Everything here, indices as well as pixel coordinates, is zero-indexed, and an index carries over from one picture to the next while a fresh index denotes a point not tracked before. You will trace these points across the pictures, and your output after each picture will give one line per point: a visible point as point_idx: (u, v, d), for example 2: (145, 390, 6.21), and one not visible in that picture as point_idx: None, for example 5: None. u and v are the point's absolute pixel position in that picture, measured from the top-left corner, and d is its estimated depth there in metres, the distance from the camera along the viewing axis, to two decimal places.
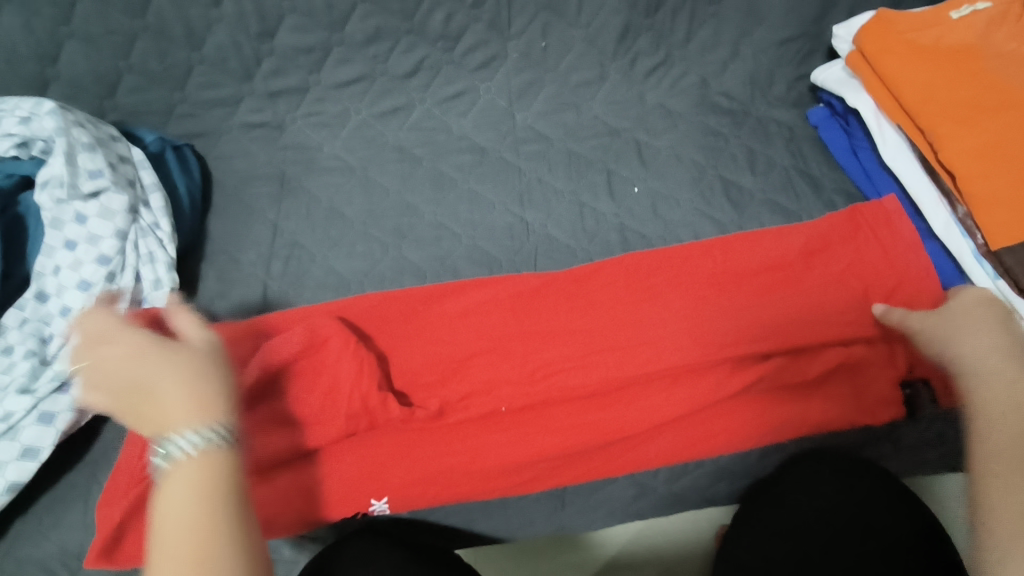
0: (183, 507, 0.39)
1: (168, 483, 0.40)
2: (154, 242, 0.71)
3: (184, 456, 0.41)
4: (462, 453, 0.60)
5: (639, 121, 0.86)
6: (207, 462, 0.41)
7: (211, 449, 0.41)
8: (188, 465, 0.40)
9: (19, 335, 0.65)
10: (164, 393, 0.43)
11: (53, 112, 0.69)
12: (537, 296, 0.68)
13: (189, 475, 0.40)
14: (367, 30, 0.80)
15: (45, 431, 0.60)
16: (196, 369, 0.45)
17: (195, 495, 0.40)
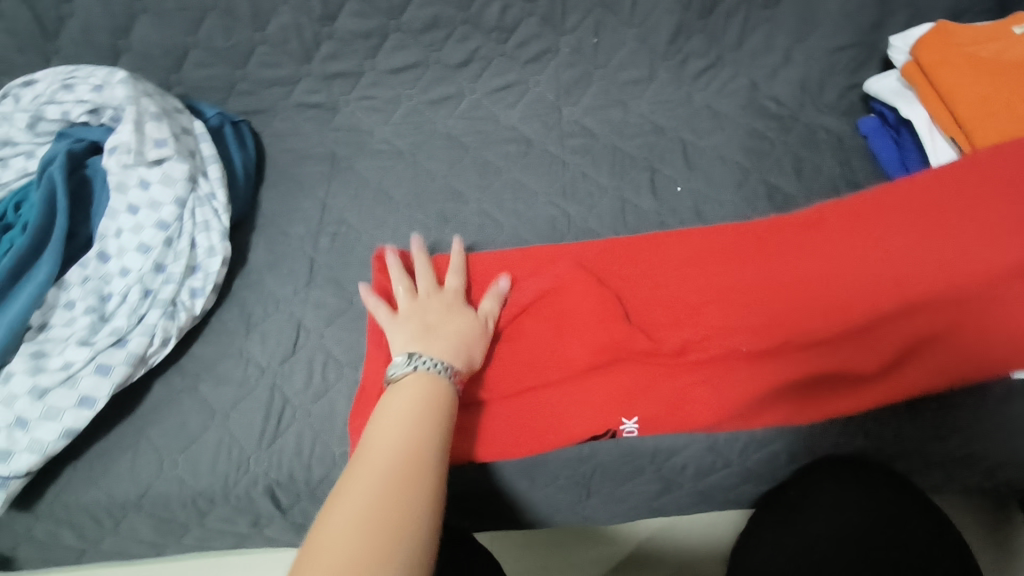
0: (395, 433, 0.46)
1: (392, 402, 0.49)
2: (210, 211, 0.74)
3: (421, 371, 0.52)
4: (548, 410, 0.63)
5: (685, 122, 0.86)
6: (422, 402, 0.49)
7: (433, 386, 0.51)
8: (419, 376, 0.51)
9: (81, 291, 0.68)
10: (446, 328, 0.59)
11: (124, 81, 0.73)
12: (633, 264, 0.71)
13: (411, 404, 0.49)
14: (424, 19, 0.82)
15: (101, 382, 0.62)
16: (472, 332, 0.60)
17: (402, 446, 0.45)
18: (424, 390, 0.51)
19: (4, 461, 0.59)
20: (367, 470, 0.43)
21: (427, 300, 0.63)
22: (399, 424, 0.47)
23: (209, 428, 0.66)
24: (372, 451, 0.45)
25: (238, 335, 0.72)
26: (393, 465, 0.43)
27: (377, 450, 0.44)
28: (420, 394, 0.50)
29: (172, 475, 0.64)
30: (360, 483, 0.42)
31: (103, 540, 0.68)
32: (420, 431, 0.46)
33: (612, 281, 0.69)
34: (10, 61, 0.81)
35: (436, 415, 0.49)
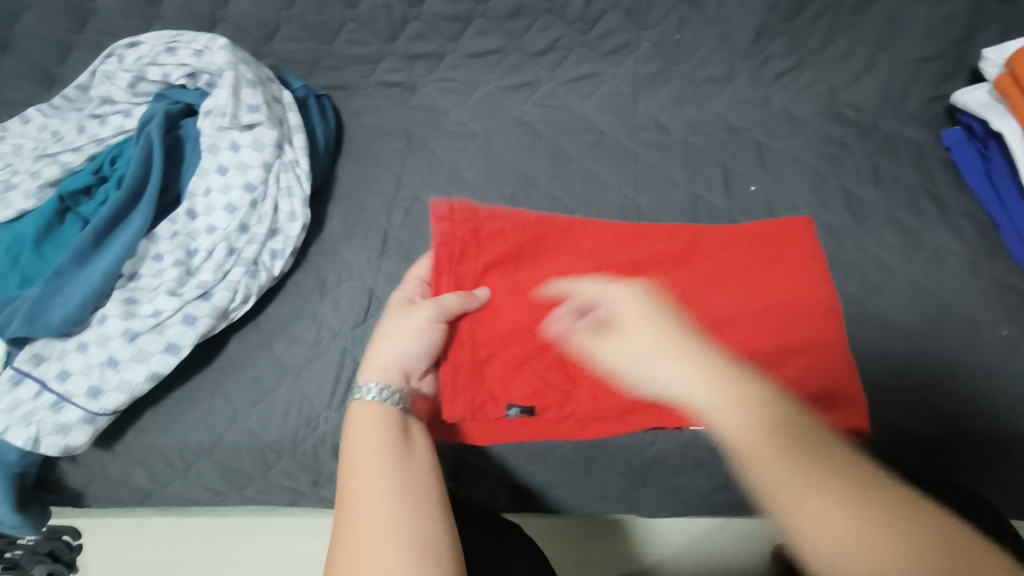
0: (374, 458, 0.46)
1: (361, 424, 0.49)
2: (293, 177, 0.76)
3: (367, 402, 0.50)
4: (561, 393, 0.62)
5: (761, 123, 0.86)
6: (378, 413, 0.49)
7: (389, 407, 0.50)
8: (368, 408, 0.49)
9: (171, 245, 0.71)
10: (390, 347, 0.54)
11: (224, 48, 0.76)
12: (666, 251, 0.68)
13: (382, 421, 0.49)
14: (510, 6, 0.83)
15: (187, 331, 0.65)
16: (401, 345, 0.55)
17: (385, 466, 0.45)
18: (383, 412, 0.49)
19: (94, 398, 0.62)
20: (364, 501, 0.43)
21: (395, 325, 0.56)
22: (369, 446, 0.46)
23: (281, 385, 0.68)
24: (352, 481, 0.44)
25: (312, 298, 0.74)
26: (374, 480, 0.44)
27: (360, 472, 0.45)
28: (381, 413, 0.49)
29: (244, 427, 0.66)
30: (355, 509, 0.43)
31: (171, 484, 0.71)
32: (391, 448, 0.46)
33: (651, 282, 0.66)
34: (112, 23, 0.85)
35: (403, 429, 0.49)
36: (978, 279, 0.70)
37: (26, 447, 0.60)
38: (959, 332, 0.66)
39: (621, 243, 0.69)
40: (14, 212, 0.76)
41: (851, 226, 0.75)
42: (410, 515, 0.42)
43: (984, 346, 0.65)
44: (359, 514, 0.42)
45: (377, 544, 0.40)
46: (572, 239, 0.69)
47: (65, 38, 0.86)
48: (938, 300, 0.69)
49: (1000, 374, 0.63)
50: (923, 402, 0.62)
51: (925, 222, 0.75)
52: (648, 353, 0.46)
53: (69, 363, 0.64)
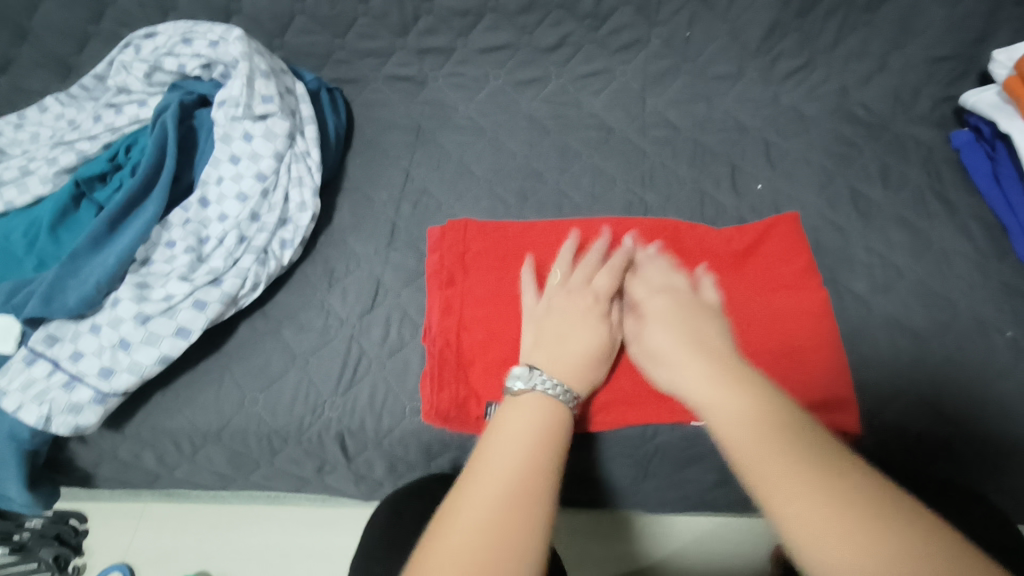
0: (509, 448, 0.43)
1: (503, 423, 0.46)
2: (304, 168, 0.77)
3: (535, 393, 0.49)
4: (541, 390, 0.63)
5: (769, 121, 0.86)
6: (533, 410, 0.47)
7: (550, 409, 0.48)
8: (532, 401, 0.48)
9: (182, 231, 0.72)
10: (573, 349, 0.57)
11: (239, 39, 0.77)
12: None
13: (527, 417, 0.47)
14: (521, 1, 0.84)
15: (197, 315, 0.66)
16: (598, 350, 0.59)
17: (521, 461, 0.42)
18: (537, 413, 0.47)
19: (105, 379, 0.63)
20: (486, 490, 0.40)
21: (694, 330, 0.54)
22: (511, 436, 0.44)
23: (289, 370, 0.69)
24: (483, 461, 0.42)
25: (321, 288, 0.75)
26: (509, 486, 0.41)
27: (495, 459, 0.43)
28: (534, 423, 0.46)
29: (252, 411, 0.67)
30: (473, 497, 0.40)
31: (179, 467, 0.73)
32: (539, 452, 0.43)
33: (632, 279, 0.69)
34: (129, 14, 0.87)
35: (556, 436, 0.46)
36: (986, 281, 0.70)
37: (39, 425, 0.62)
38: (967, 333, 0.66)
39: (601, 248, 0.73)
40: (31, 197, 0.77)
41: (857, 225, 0.76)
42: (527, 543, 0.38)
43: (991, 347, 0.65)
44: (480, 506, 0.39)
45: (493, 526, 0.38)
46: (554, 245, 0.73)
47: (82, 28, 0.87)
48: (945, 301, 0.69)
49: (1008, 376, 0.63)
50: (928, 396, 0.63)
51: (932, 223, 0.75)
52: (671, 360, 0.51)
53: (82, 345, 0.65)
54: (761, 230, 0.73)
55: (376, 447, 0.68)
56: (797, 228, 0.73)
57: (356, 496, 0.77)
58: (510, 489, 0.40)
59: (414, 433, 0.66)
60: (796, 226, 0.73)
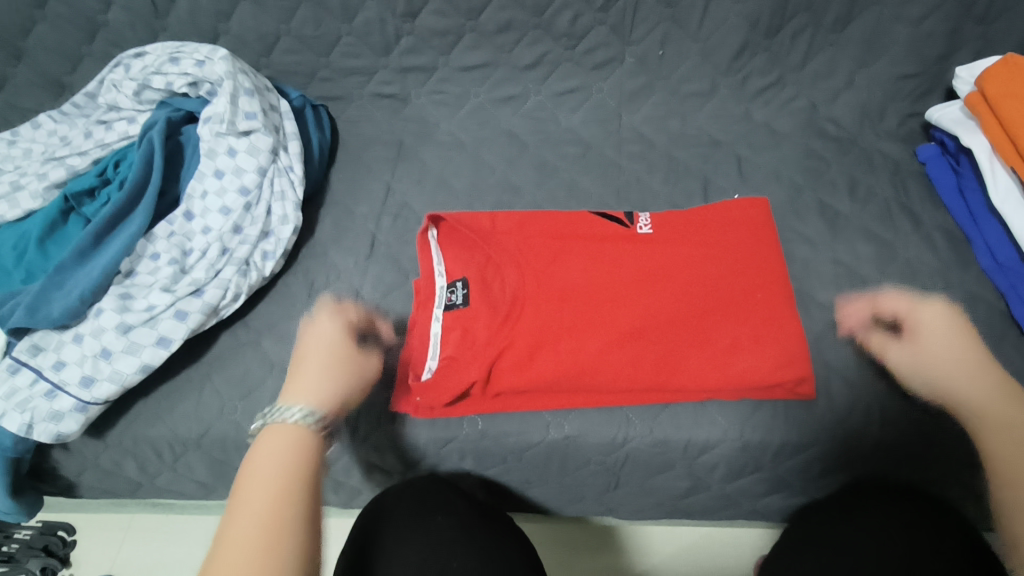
0: (268, 468, 0.46)
1: (260, 448, 0.48)
2: (287, 182, 0.80)
3: (285, 423, 0.50)
4: (578, 341, 0.66)
5: (741, 137, 0.88)
6: (290, 434, 0.49)
7: (303, 428, 0.50)
8: (285, 428, 0.50)
9: (166, 244, 0.74)
10: (313, 369, 0.57)
11: (224, 58, 0.79)
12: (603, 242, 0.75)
13: (285, 442, 0.49)
14: (499, 22, 0.87)
15: (178, 326, 0.68)
16: (343, 356, 0.60)
17: (283, 474, 0.46)
18: (295, 436, 0.49)
19: (86, 388, 0.65)
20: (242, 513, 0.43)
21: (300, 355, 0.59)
22: (272, 462, 0.47)
23: (268, 380, 0.71)
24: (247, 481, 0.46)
25: (302, 298, 0.77)
26: (268, 502, 0.44)
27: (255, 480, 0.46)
28: (285, 436, 0.49)
29: (230, 420, 0.69)
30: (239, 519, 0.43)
31: (160, 475, 0.74)
32: (297, 467, 0.47)
33: (603, 261, 0.72)
34: (120, 34, 0.89)
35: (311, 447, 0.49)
36: (949, 291, 0.72)
37: (20, 432, 0.63)
38: None
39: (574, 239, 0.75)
40: (21, 211, 0.79)
41: (825, 236, 0.78)
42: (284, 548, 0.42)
43: None
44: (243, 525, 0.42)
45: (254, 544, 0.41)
46: (534, 234, 0.75)
47: (75, 48, 0.90)
48: None
49: None
50: (894, 403, 0.64)
51: (899, 234, 0.77)
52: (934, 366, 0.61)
53: (65, 354, 0.67)
54: (730, 223, 0.75)
55: (352, 455, 0.70)
56: (751, 209, 0.76)
57: (336, 504, 0.79)
58: (267, 488, 0.45)
59: (388, 441, 0.68)
60: (767, 214, 0.76)
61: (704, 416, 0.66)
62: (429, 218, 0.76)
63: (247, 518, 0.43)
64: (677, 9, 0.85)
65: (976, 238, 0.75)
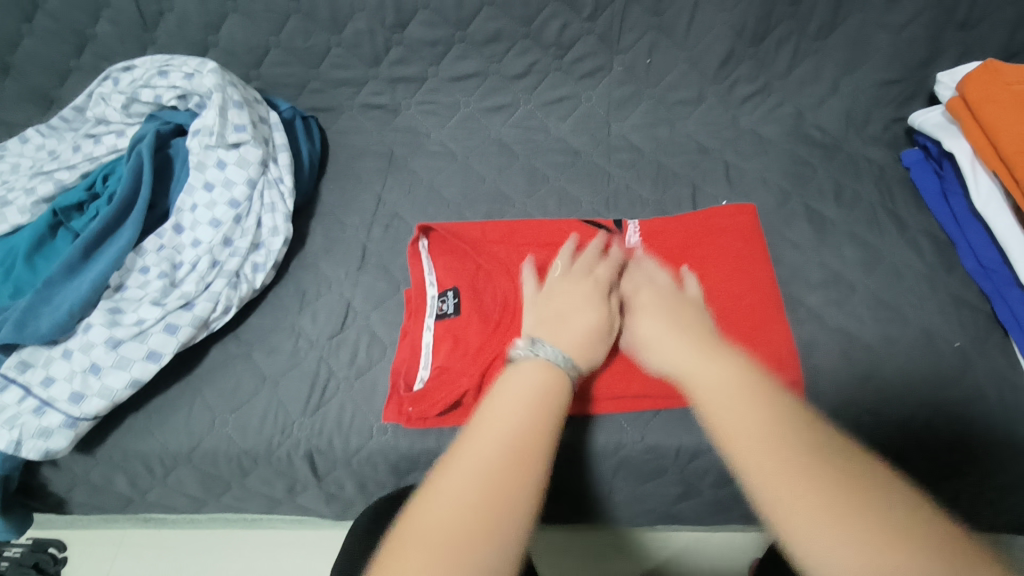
0: (511, 409, 0.46)
1: (500, 394, 0.48)
2: (277, 194, 0.79)
3: (539, 363, 0.52)
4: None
5: (729, 144, 0.89)
6: (536, 370, 0.52)
7: (555, 373, 0.52)
8: (532, 365, 0.52)
9: (156, 257, 0.74)
10: (575, 325, 0.60)
11: (213, 71, 0.79)
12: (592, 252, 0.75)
13: (540, 383, 0.50)
14: (488, 32, 0.88)
15: (168, 340, 0.68)
16: (603, 322, 0.61)
17: (521, 421, 0.46)
18: (540, 376, 0.51)
19: (76, 404, 0.64)
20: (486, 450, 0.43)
21: (557, 305, 0.63)
22: (508, 404, 0.47)
23: (260, 392, 0.71)
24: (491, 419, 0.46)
25: (293, 310, 0.77)
26: (515, 445, 0.44)
27: (501, 421, 0.46)
28: (524, 395, 0.48)
29: (222, 433, 0.68)
30: (483, 451, 0.43)
31: (151, 490, 0.73)
32: (539, 415, 0.47)
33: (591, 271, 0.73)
34: (109, 48, 0.89)
35: (553, 399, 0.49)
36: (935, 294, 0.73)
37: (8, 449, 0.62)
38: (917, 345, 0.68)
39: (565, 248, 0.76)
40: (9, 226, 0.79)
41: (813, 242, 0.78)
42: (518, 499, 0.41)
43: (939, 355, 0.68)
44: (489, 458, 0.42)
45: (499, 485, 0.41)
46: (525, 244, 0.77)
47: (64, 62, 0.90)
48: (896, 312, 0.71)
49: (956, 384, 0.66)
50: (883, 407, 0.65)
51: (885, 238, 0.78)
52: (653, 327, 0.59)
53: (53, 370, 0.66)
54: (719, 231, 0.76)
55: (344, 466, 0.69)
56: (746, 216, 0.77)
57: (329, 516, 0.78)
58: (495, 461, 0.42)
59: (381, 452, 0.68)
60: (755, 219, 0.77)
61: (695, 422, 0.66)
62: (422, 227, 0.77)
63: (489, 450, 0.43)
64: (664, 18, 0.86)
65: (959, 241, 0.76)
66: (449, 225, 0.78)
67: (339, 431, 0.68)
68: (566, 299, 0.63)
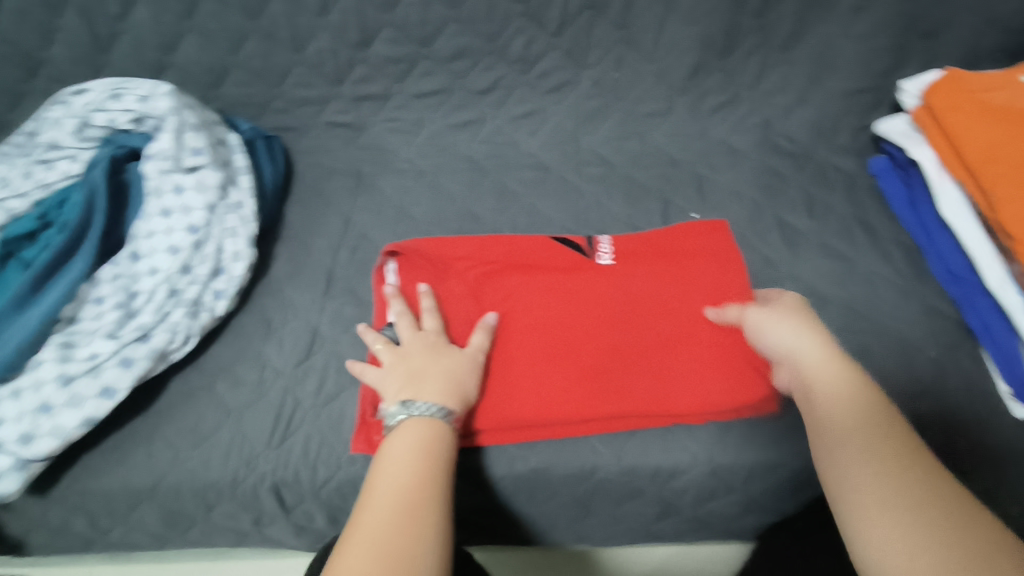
0: (397, 467, 0.51)
1: (391, 450, 0.53)
2: (238, 219, 0.77)
3: (417, 418, 0.55)
4: (542, 381, 0.67)
5: (699, 156, 0.89)
6: (414, 428, 0.54)
7: (434, 425, 0.55)
8: (414, 423, 0.55)
9: (112, 287, 0.71)
10: (435, 371, 0.61)
11: (168, 94, 0.78)
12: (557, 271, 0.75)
13: (420, 436, 0.54)
14: (453, 48, 0.87)
15: (123, 374, 0.66)
16: (462, 369, 0.62)
17: (410, 475, 0.50)
18: (423, 432, 0.54)
19: (25, 445, 0.61)
20: (381, 509, 0.47)
21: (421, 350, 0.63)
22: (394, 464, 0.51)
23: (223, 425, 0.68)
24: (379, 482, 0.50)
25: (257, 338, 0.74)
26: (404, 499, 0.48)
27: (388, 481, 0.50)
28: (414, 439, 0.53)
29: (183, 470, 0.66)
30: (377, 512, 0.47)
31: (113, 530, 0.71)
32: (425, 465, 0.51)
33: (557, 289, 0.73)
34: (62, 70, 0.86)
35: (437, 449, 0.53)
36: (907, 303, 0.73)
37: None
38: (892, 357, 0.68)
39: (532, 266, 0.75)
40: None
41: (785, 253, 0.78)
42: (419, 543, 0.45)
43: (912, 365, 0.67)
44: (384, 517, 0.46)
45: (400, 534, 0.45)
46: (492, 263, 0.75)
47: (15, 86, 0.87)
48: (868, 323, 0.71)
49: (931, 394, 0.65)
50: None
51: (855, 247, 0.78)
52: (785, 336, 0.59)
53: (0, 411, 0.63)
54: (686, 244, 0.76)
55: (313, 499, 0.67)
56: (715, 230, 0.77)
57: (301, 548, 0.76)
58: (401, 504, 0.47)
59: (350, 484, 0.65)
60: (727, 235, 0.76)
61: (672, 443, 0.65)
62: (388, 250, 0.75)
63: (382, 508, 0.47)
64: (630, 32, 0.85)
65: (927, 250, 0.76)
66: (413, 244, 0.76)
67: (307, 463, 0.66)
68: (425, 343, 0.64)
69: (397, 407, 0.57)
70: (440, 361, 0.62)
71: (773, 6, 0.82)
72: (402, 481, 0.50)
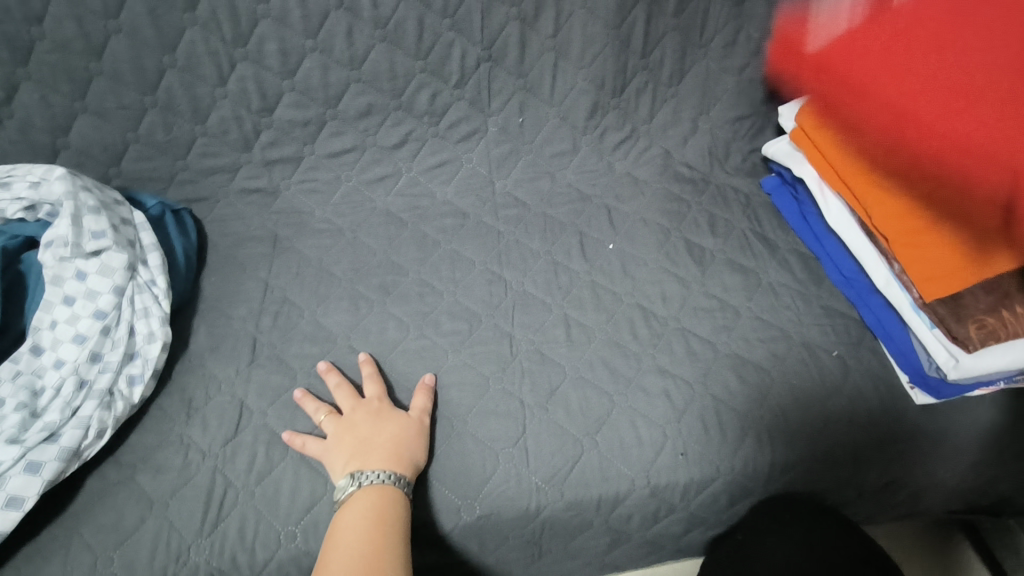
0: (355, 534, 0.56)
1: (347, 516, 0.58)
2: (149, 298, 0.74)
3: (368, 487, 0.59)
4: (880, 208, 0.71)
5: (608, 190, 0.93)
6: (368, 495, 0.59)
7: (385, 487, 0.60)
8: (366, 492, 0.59)
9: (11, 387, 0.66)
10: (381, 439, 0.64)
11: (63, 177, 0.75)
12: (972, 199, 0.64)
13: (374, 499, 0.59)
14: (359, 107, 0.88)
15: (31, 480, 0.61)
16: (408, 433, 0.66)
17: (366, 543, 0.55)
18: (373, 497, 0.59)
19: None
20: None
21: (364, 422, 0.66)
22: (350, 534, 0.56)
23: (147, 520, 0.64)
24: (336, 552, 0.55)
25: (178, 421, 0.71)
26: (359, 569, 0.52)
27: (344, 551, 0.54)
28: (365, 509, 0.58)
29: (105, 574, 0.61)
30: None
31: None
32: (381, 531, 0.56)
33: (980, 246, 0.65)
34: None
35: (388, 513, 0.58)
36: (809, 307, 0.79)
37: None
38: (800, 360, 0.73)
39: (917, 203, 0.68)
40: None
41: (697, 274, 0.82)
42: None
43: (821, 367, 0.73)
44: None
45: None
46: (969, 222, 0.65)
47: None
48: (776, 329, 0.76)
49: (840, 392, 0.71)
50: (780, 424, 0.69)
51: (757, 260, 0.83)
52: None
53: None
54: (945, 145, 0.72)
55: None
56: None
57: None
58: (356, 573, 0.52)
59: (292, 561, 0.64)
60: None
61: (613, 471, 0.67)
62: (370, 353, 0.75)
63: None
64: (529, 79, 0.89)
65: (826, 260, 0.82)
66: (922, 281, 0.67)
67: (246, 546, 0.63)
68: (369, 415, 0.67)
69: (347, 480, 0.61)
70: (386, 428, 0.65)
71: (656, 47, 0.88)
72: (360, 547, 0.55)
